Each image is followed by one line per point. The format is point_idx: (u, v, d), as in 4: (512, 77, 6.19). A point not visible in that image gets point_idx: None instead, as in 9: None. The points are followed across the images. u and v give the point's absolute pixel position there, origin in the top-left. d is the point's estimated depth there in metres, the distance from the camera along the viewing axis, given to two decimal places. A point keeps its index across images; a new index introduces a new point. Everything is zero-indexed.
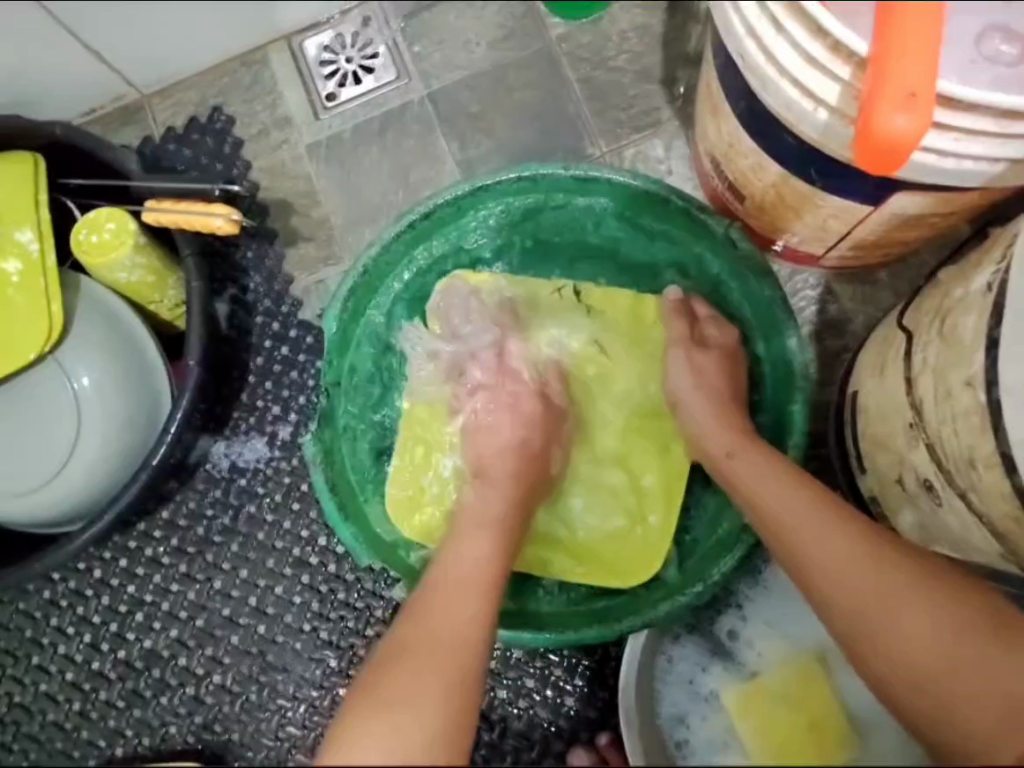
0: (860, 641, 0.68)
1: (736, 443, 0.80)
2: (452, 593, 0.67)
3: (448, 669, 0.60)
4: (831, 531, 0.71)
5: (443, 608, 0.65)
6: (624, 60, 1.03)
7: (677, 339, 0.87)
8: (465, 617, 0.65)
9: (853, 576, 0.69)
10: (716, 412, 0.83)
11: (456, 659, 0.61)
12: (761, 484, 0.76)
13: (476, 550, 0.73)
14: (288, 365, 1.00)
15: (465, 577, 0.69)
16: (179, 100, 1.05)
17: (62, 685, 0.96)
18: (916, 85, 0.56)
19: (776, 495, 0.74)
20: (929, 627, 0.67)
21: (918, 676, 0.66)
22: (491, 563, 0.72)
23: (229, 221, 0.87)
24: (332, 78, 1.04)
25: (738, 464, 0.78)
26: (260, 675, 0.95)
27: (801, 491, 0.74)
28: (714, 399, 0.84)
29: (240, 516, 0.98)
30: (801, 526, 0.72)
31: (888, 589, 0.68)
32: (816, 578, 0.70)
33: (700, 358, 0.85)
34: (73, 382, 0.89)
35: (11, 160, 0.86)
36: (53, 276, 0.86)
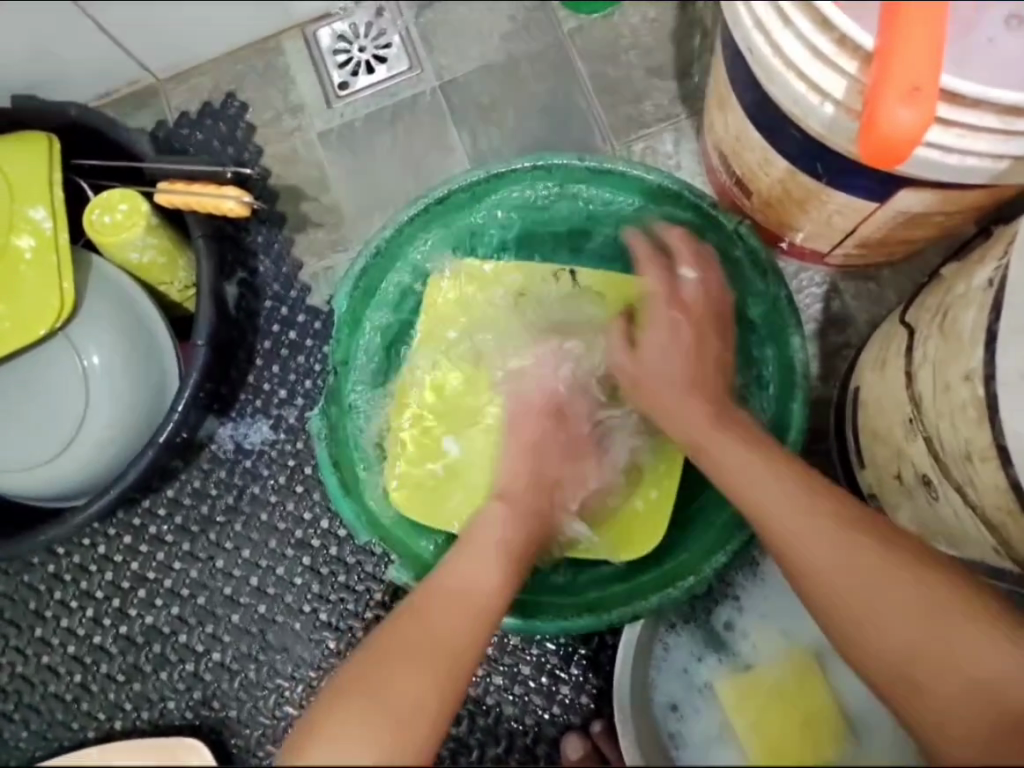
0: (838, 619, 0.68)
1: (710, 421, 0.78)
2: (451, 603, 0.66)
3: (439, 679, 0.59)
4: (809, 510, 0.70)
5: (443, 620, 0.64)
6: (634, 54, 1.04)
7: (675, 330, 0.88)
8: (463, 631, 0.64)
9: (833, 556, 0.68)
10: (685, 379, 0.80)
11: (452, 666, 0.61)
12: (741, 466, 0.74)
13: (479, 565, 0.71)
14: (295, 349, 1.01)
15: (465, 588, 0.68)
16: (194, 86, 1.06)
17: (63, 658, 0.97)
18: (919, 80, 0.57)
19: (755, 473, 0.73)
20: (911, 615, 0.66)
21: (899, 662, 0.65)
22: (495, 574, 0.71)
23: (241, 203, 0.89)
24: (345, 67, 1.05)
25: (717, 442, 0.76)
26: (259, 653, 0.97)
27: (781, 473, 0.72)
28: None
29: (244, 496, 0.99)
30: (781, 510, 0.71)
31: (870, 572, 0.67)
32: (794, 558, 0.70)
33: (677, 323, 0.82)
34: (83, 359, 0.90)
35: (26, 141, 0.87)
36: (65, 253, 0.87)
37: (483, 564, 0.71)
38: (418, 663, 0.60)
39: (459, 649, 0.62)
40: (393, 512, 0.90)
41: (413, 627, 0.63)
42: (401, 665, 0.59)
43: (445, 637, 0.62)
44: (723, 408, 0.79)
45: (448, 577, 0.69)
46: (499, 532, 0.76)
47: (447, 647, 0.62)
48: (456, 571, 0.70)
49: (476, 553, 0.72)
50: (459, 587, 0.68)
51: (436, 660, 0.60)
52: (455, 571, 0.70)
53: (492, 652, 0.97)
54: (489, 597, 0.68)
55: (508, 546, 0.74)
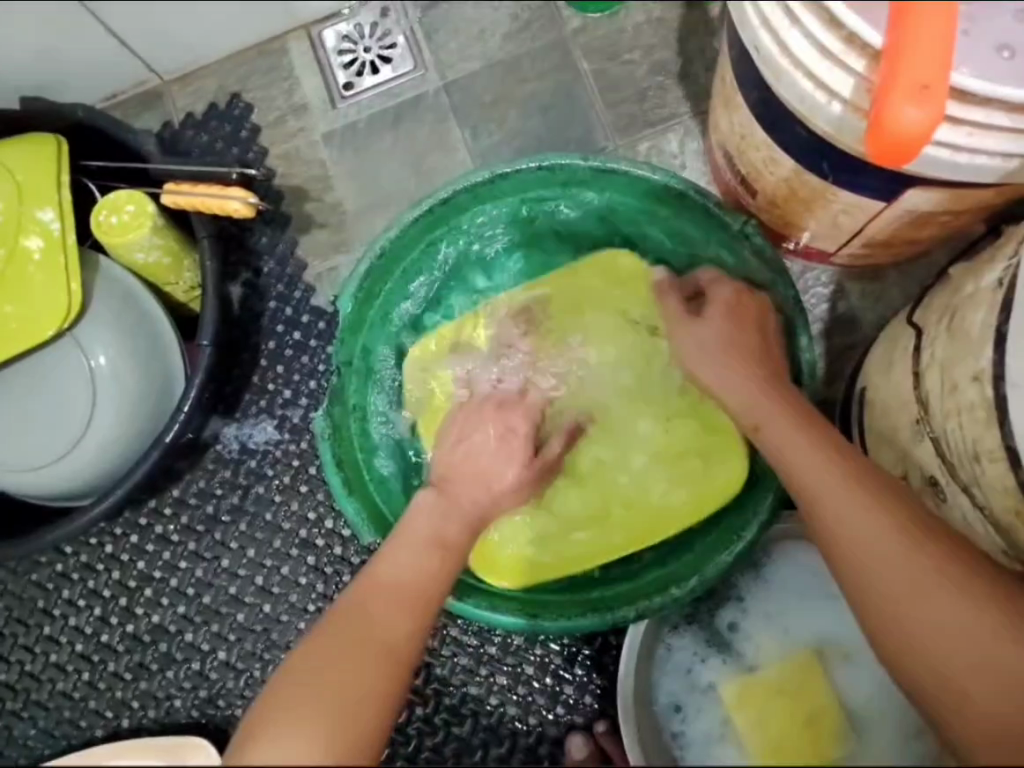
0: (865, 582, 0.69)
1: (757, 388, 0.81)
2: (383, 601, 0.66)
3: (372, 672, 0.60)
4: (843, 469, 0.72)
5: (371, 619, 0.64)
6: (639, 53, 1.03)
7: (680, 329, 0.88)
8: (393, 623, 0.64)
9: (875, 536, 0.69)
10: (732, 360, 0.82)
11: (381, 657, 0.61)
12: (782, 428, 0.77)
13: (409, 554, 0.71)
14: (299, 349, 1.01)
15: (397, 583, 0.68)
16: (199, 87, 1.06)
17: (71, 656, 0.98)
18: (929, 78, 0.56)
19: (805, 451, 0.74)
20: (933, 582, 0.67)
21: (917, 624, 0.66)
22: (426, 562, 0.71)
23: (246, 204, 0.89)
24: (349, 67, 1.05)
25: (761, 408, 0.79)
26: (264, 652, 0.97)
27: (821, 440, 0.75)
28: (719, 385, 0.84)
29: (248, 496, 0.99)
30: (818, 470, 0.73)
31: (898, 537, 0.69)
32: (826, 518, 0.71)
33: (700, 328, 0.85)
34: (89, 359, 0.90)
35: (34, 142, 0.88)
36: (73, 254, 0.87)
37: (414, 555, 0.71)
38: (348, 657, 0.60)
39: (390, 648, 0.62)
40: (397, 512, 0.90)
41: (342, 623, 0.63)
42: (331, 659, 0.60)
43: (375, 631, 0.63)
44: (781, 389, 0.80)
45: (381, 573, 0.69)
46: (427, 521, 0.75)
47: (377, 640, 0.62)
48: (390, 562, 0.70)
49: (407, 542, 0.72)
50: (390, 578, 0.68)
51: (365, 653, 0.61)
52: (389, 564, 0.70)
53: (496, 653, 0.97)
54: (421, 586, 0.69)
55: (438, 532, 0.74)
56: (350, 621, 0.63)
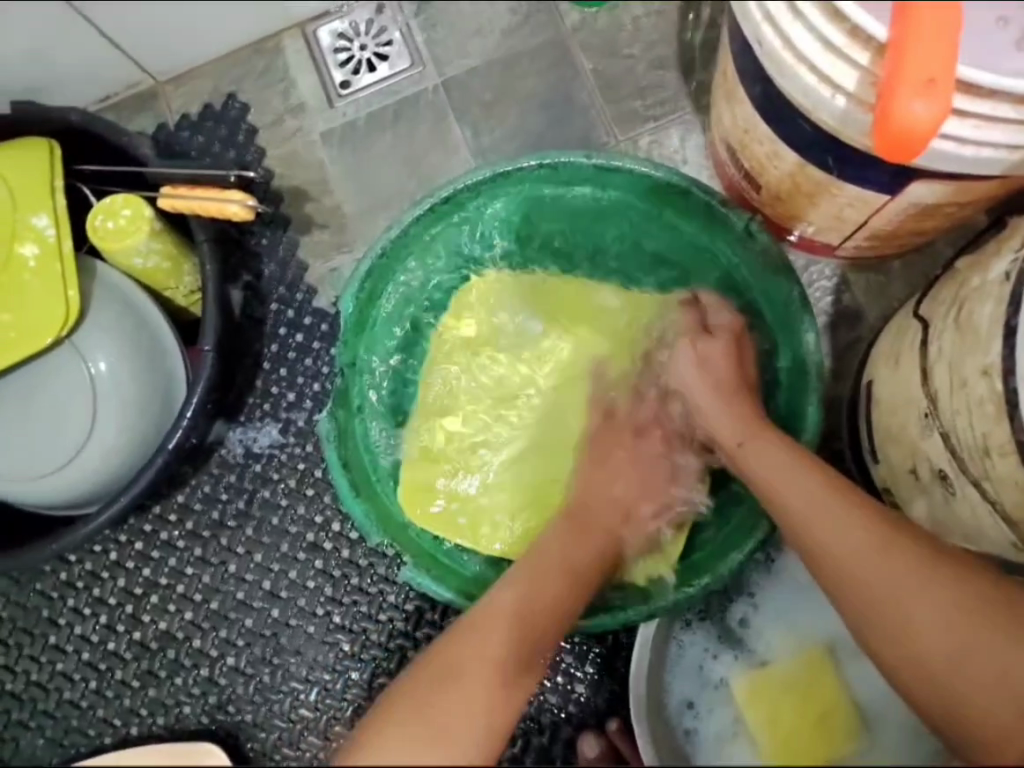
0: (869, 629, 0.69)
1: (747, 431, 0.79)
2: (503, 622, 0.67)
3: (493, 699, 0.60)
4: (834, 515, 0.71)
5: (491, 635, 0.65)
6: (638, 47, 1.02)
7: (685, 330, 0.87)
8: (512, 650, 0.65)
9: (866, 563, 0.69)
10: (724, 400, 0.81)
11: (500, 680, 0.62)
12: (775, 474, 0.74)
13: (534, 585, 0.72)
14: (302, 352, 1.00)
15: (518, 606, 0.69)
16: (193, 88, 1.05)
17: (78, 665, 0.97)
18: (935, 71, 0.56)
19: (794, 483, 0.73)
20: (938, 621, 0.67)
21: (930, 667, 0.66)
22: (547, 591, 0.72)
23: (244, 207, 0.88)
24: (346, 65, 1.04)
25: (752, 453, 0.77)
26: (273, 657, 0.96)
27: (814, 484, 0.72)
28: (725, 384, 0.82)
29: (254, 501, 0.99)
30: (811, 518, 0.71)
31: (896, 580, 0.68)
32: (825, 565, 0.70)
33: (705, 346, 0.84)
34: (90, 366, 0.89)
35: (27, 147, 0.87)
36: (70, 261, 0.86)
37: (547, 588, 0.72)
38: (471, 678, 0.60)
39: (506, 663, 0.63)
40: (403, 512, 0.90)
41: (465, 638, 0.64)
42: (457, 681, 0.60)
43: (496, 652, 0.63)
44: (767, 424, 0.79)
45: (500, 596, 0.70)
46: (559, 553, 0.77)
47: (500, 663, 0.63)
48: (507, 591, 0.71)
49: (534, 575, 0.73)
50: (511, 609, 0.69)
51: (487, 677, 0.61)
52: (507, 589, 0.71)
53: None
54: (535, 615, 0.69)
55: (574, 568, 0.76)
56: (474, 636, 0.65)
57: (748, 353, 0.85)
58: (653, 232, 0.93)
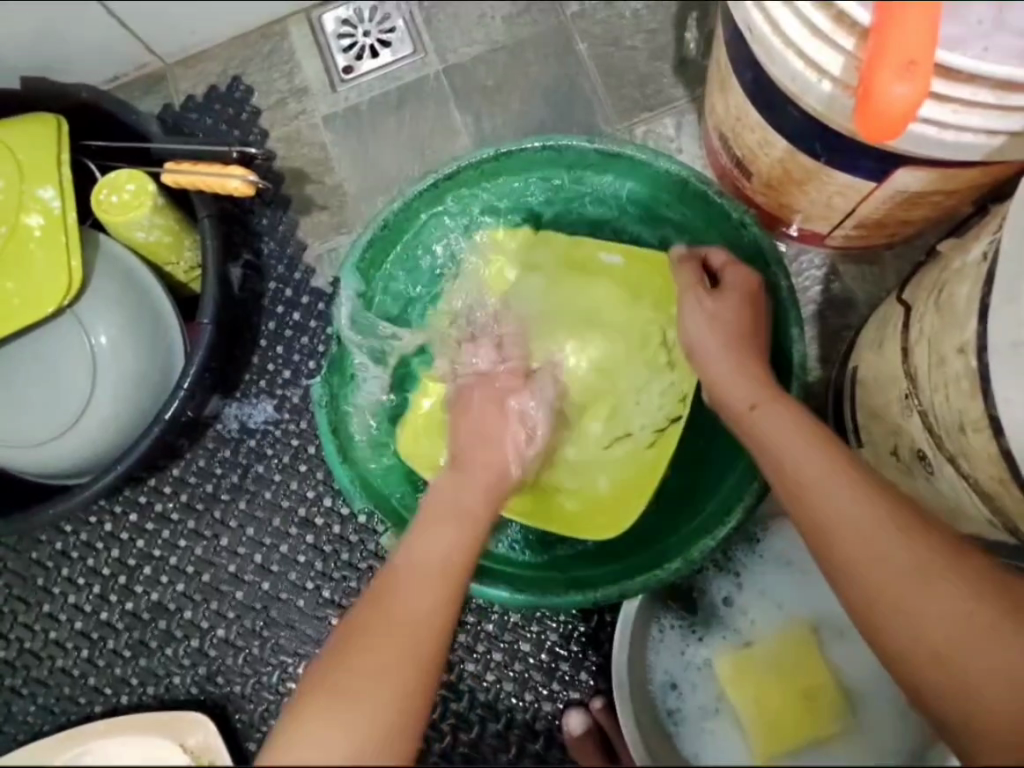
0: (877, 611, 0.66)
1: (760, 394, 0.76)
2: (419, 580, 0.63)
3: (405, 678, 0.56)
4: (849, 488, 0.68)
5: (404, 601, 0.61)
6: (636, 38, 1.04)
7: (688, 286, 0.85)
8: (420, 613, 0.60)
9: (866, 534, 0.67)
10: (737, 362, 0.80)
11: (410, 650, 0.58)
12: (785, 441, 0.72)
13: (444, 531, 0.68)
14: (299, 330, 1.02)
15: (432, 561, 0.65)
16: (199, 70, 1.07)
17: (70, 633, 0.99)
18: (916, 54, 0.57)
19: (798, 449, 0.71)
20: (948, 608, 0.65)
21: (940, 652, 0.64)
22: (457, 533, 0.69)
23: (246, 182, 0.89)
24: (349, 51, 1.06)
25: (765, 417, 0.74)
26: (263, 630, 0.98)
27: (827, 455, 0.70)
28: (732, 343, 0.81)
29: (248, 475, 1.00)
30: (823, 488, 0.69)
31: (909, 557, 0.66)
32: (838, 540, 0.67)
33: (716, 304, 0.83)
34: (91, 338, 0.91)
35: (36, 122, 0.89)
36: (74, 232, 0.88)
37: (449, 531, 0.68)
38: (378, 656, 0.56)
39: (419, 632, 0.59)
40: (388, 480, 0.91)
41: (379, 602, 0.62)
42: (360, 665, 0.56)
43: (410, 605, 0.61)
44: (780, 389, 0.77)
45: (416, 549, 0.66)
46: (445, 495, 0.73)
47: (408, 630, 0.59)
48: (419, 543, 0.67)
49: (431, 525, 0.69)
50: (416, 562, 0.65)
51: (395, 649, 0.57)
52: (421, 543, 0.67)
53: (493, 630, 0.99)
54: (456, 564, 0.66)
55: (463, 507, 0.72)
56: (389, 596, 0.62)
57: (761, 312, 0.83)
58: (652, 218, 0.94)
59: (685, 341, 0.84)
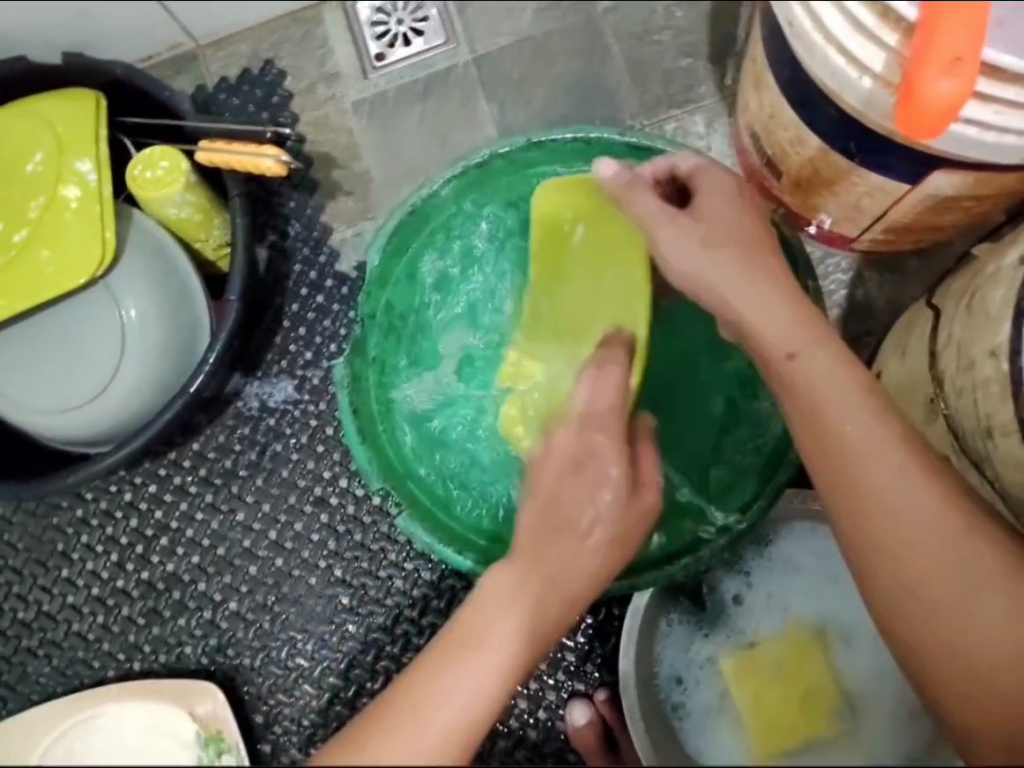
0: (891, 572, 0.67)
1: (804, 340, 0.70)
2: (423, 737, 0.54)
3: None
4: (890, 455, 0.66)
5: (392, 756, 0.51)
6: (668, 34, 1.04)
7: (654, 213, 0.73)
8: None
9: (906, 523, 0.66)
10: (765, 300, 0.70)
11: None
12: (832, 395, 0.68)
13: (476, 682, 0.59)
14: (321, 313, 1.03)
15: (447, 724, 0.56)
16: (233, 52, 1.08)
17: (87, 599, 1.00)
18: (962, 50, 0.57)
19: (846, 406, 0.68)
20: (959, 586, 0.66)
21: (940, 624, 0.66)
22: (485, 689, 0.59)
23: (278, 162, 0.91)
24: (382, 38, 1.07)
25: (809, 366, 0.69)
26: (274, 605, 0.99)
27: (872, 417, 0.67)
28: (735, 274, 0.71)
29: (266, 453, 1.01)
30: (865, 451, 0.67)
31: (935, 531, 0.66)
32: (869, 502, 0.67)
33: (684, 221, 0.73)
34: (120, 310, 0.93)
35: (75, 97, 0.91)
36: (108, 204, 0.89)
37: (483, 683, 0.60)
38: None
39: None
40: (405, 462, 0.92)
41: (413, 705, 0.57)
42: None
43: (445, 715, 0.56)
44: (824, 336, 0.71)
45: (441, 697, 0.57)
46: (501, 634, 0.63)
47: None
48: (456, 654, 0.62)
49: (465, 675, 0.59)
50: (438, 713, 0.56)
51: None
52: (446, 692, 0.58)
53: None
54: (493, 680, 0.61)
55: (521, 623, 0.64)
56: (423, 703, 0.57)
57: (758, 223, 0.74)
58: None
59: (672, 272, 0.73)
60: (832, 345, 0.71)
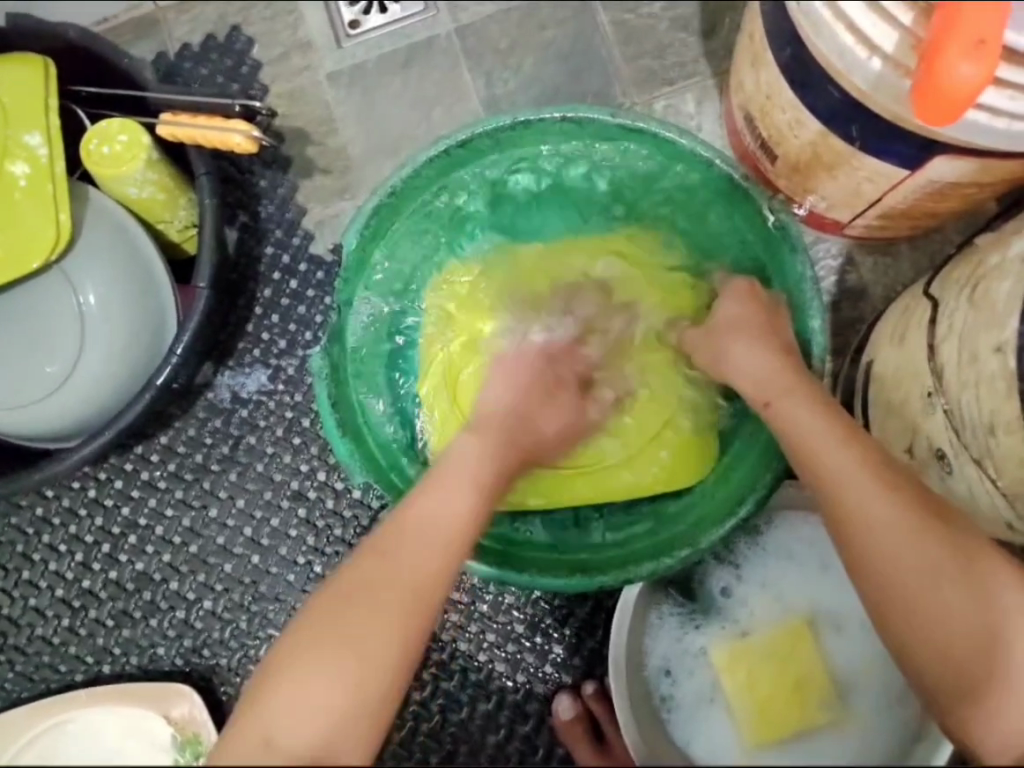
0: (890, 607, 0.66)
1: (782, 383, 0.73)
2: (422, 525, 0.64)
3: (417, 610, 0.60)
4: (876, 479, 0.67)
5: (412, 549, 0.63)
6: (660, 7, 1.00)
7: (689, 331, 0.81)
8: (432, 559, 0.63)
9: (905, 542, 0.66)
10: (750, 345, 0.76)
11: (418, 595, 0.61)
12: (814, 432, 0.70)
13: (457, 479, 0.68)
14: (296, 298, 0.98)
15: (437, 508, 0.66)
16: (197, 16, 1.01)
17: (51, 601, 0.95)
18: (986, 32, 0.55)
19: (832, 445, 0.69)
20: (954, 612, 0.65)
21: (941, 650, 0.65)
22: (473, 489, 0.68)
23: (249, 138, 0.85)
24: (359, 4, 1.01)
25: (784, 411, 0.72)
26: (251, 603, 0.95)
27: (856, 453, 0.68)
28: (746, 339, 0.77)
29: (239, 446, 0.97)
30: (851, 488, 0.67)
31: (928, 560, 0.66)
32: (865, 540, 0.66)
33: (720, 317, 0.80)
34: (79, 296, 0.87)
35: (20, 62, 0.83)
36: (62, 183, 0.82)
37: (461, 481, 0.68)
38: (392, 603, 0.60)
39: (425, 580, 0.62)
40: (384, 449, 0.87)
41: (371, 565, 0.62)
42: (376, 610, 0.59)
43: (407, 564, 0.62)
44: (792, 361, 0.75)
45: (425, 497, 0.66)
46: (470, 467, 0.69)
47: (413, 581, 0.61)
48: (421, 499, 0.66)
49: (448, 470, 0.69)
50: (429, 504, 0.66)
51: (407, 594, 0.61)
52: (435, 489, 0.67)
53: (487, 611, 0.97)
54: (457, 531, 0.65)
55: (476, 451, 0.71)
56: (381, 562, 0.62)
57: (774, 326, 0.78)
58: (677, 197, 0.90)
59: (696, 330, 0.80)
60: (809, 386, 0.73)
